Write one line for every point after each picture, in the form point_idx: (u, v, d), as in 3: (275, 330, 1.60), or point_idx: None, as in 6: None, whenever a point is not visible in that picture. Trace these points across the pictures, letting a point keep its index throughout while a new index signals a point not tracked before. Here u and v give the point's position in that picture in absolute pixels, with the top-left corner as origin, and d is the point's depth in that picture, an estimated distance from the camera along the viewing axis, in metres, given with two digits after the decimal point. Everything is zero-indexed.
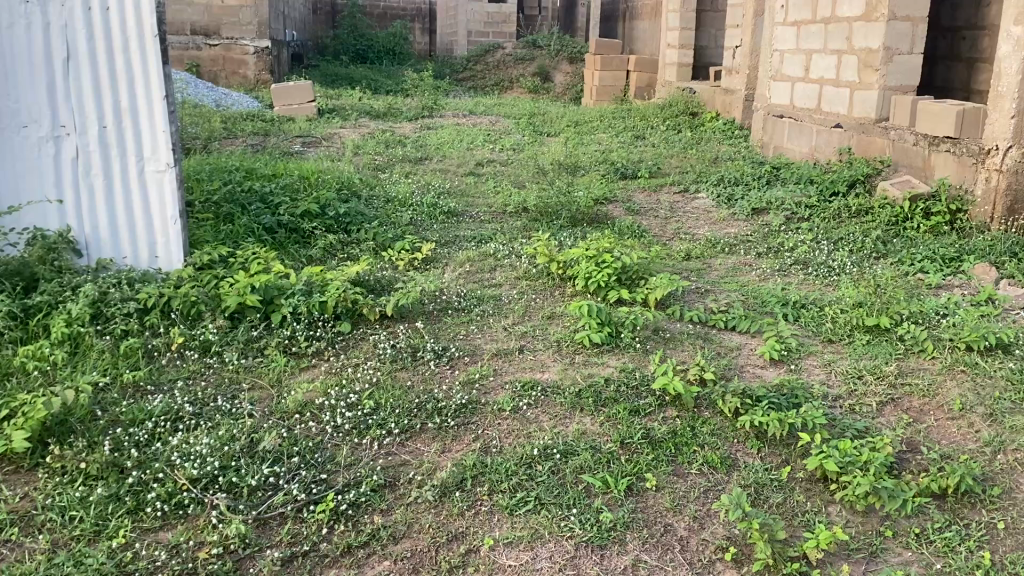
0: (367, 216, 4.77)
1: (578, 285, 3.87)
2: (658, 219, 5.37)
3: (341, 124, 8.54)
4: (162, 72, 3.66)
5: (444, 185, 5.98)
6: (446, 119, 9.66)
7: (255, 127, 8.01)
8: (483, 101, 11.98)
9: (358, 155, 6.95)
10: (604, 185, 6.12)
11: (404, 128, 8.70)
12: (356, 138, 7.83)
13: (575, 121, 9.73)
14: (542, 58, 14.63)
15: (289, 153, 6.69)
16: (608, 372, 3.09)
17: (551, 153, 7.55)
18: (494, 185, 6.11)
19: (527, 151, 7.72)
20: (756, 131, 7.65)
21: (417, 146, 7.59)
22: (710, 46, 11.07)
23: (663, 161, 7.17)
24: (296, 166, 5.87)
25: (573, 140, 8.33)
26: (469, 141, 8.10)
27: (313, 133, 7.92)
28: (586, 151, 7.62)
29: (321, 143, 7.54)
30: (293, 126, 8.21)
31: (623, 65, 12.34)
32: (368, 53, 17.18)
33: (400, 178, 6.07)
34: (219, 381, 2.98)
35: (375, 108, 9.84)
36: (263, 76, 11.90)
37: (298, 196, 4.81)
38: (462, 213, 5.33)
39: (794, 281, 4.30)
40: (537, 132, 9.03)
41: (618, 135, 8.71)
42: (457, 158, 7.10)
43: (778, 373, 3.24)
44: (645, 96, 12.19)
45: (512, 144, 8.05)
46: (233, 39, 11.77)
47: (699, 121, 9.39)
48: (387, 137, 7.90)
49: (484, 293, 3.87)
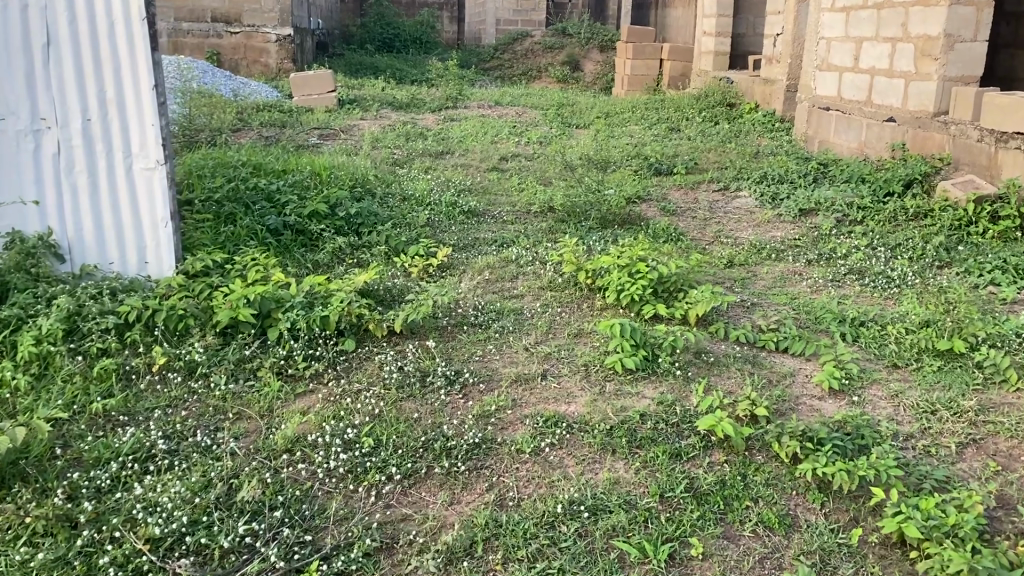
0: (381, 216, 4.42)
1: (608, 298, 3.49)
2: (696, 220, 4.96)
3: (361, 115, 8.19)
4: (151, 59, 3.32)
5: (465, 182, 5.61)
6: (472, 109, 9.28)
7: (272, 118, 7.68)
8: (511, 91, 11.57)
9: (376, 149, 6.60)
10: (637, 182, 5.71)
11: (426, 120, 8.33)
12: (376, 130, 7.48)
13: (606, 112, 9.30)
14: (572, 47, 14.18)
15: (304, 147, 6.35)
16: (644, 405, 2.70)
17: (581, 146, 7.14)
18: (519, 182, 5.73)
19: (555, 144, 7.32)
20: (799, 125, 7.19)
21: (439, 139, 7.23)
22: (748, 34, 10.57)
23: (700, 156, 6.73)
24: (309, 160, 5.53)
25: (604, 133, 7.91)
26: (493, 133, 7.71)
27: (332, 125, 7.58)
28: (617, 145, 7.20)
29: (340, 136, 7.20)
30: (311, 117, 7.87)
31: (656, 54, 11.87)
32: (394, 41, 16.82)
33: (420, 174, 5.71)
34: (202, 411, 2.64)
35: (398, 98, 9.48)
36: (284, 64, 11.57)
37: (307, 194, 4.46)
38: (483, 213, 4.96)
39: (849, 293, 3.88)
40: (566, 124, 8.62)
41: (651, 128, 8.28)
42: (481, 151, 6.72)
43: (838, 407, 2.84)
44: (679, 86, 11.73)
45: (539, 137, 7.66)
46: (255, 26, 11.46)
47: (737, 113, 8.93)
48: (408, 129, 7.54)
49: (505, 306, 3.49)
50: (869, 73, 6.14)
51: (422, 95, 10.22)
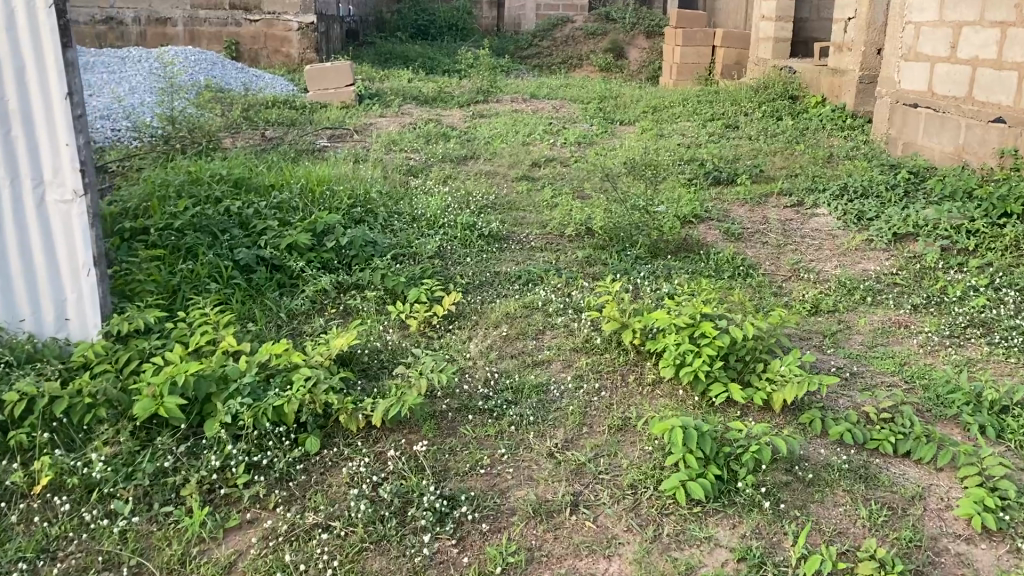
0: (380, 244, 3.62)
1: (663, 371, 2.65)
2: (766, 246, 4.09)
3: (381, 112, 7.42)
4: (64, 58, 2.52)
5: (490, 196, 4.81)
6: (504, 104, 8.45)
7: (282, 115, 6.94)
8: (549, 83, 10.71)
9: (392, 153, 5.82)
10: (693, 195, 4.85)
11: (453, 117, 7.52)
12: (396, 129, 6.71)
13: (653, 106, 8.41)
14: (614, 33, 13.26)
15: (309, 152, 5.60)
16: (717, 564, 1.87)
17: (626, 149, 6.29)
18: (554, 196, 4.91)
19: (596, 146, 6.48)
20: (878, 123, 6.23)
21: (465, 139, 6.42)
22: (811, 18, 9.57)
23: (765, 161, 5.83)
24: (309, 169, 4.76)
25: (651, 131, 7.03)
26: (525, 131, 6.90)
27: (347, 123, 6.82)
28: (668, 146, 6.33)
29: (356, 136, 6.43)
30: (325, 114, 7.12)
31: (707, 40, 10.90)
32: (428, 29, 16.08)
33: (438, 186, 4.91)
34: (87, 565, 1.87)
35: (425, 92, 8.70)
36: (307, 54, 10.83)
37: (291, 218, 3.68)
38: (508, 236, 4.15)
39: (975, 358, 2.98)
40: (609, 121, 7.76)
41: (704, 125, 7.38)
42: (511, 154, 5.91)
43: (997, 561, 1.97)
44: (732, 75, 10.78)
45: (579, 136, 6.82)
46: (276, 14, 10.72)
47: (801, 108, 7.98)
48: (432, 128, 6.76)
49: (526, 377, 2.67)
50: (970, 64, 5.16)
51: (451, 88, 9.43)
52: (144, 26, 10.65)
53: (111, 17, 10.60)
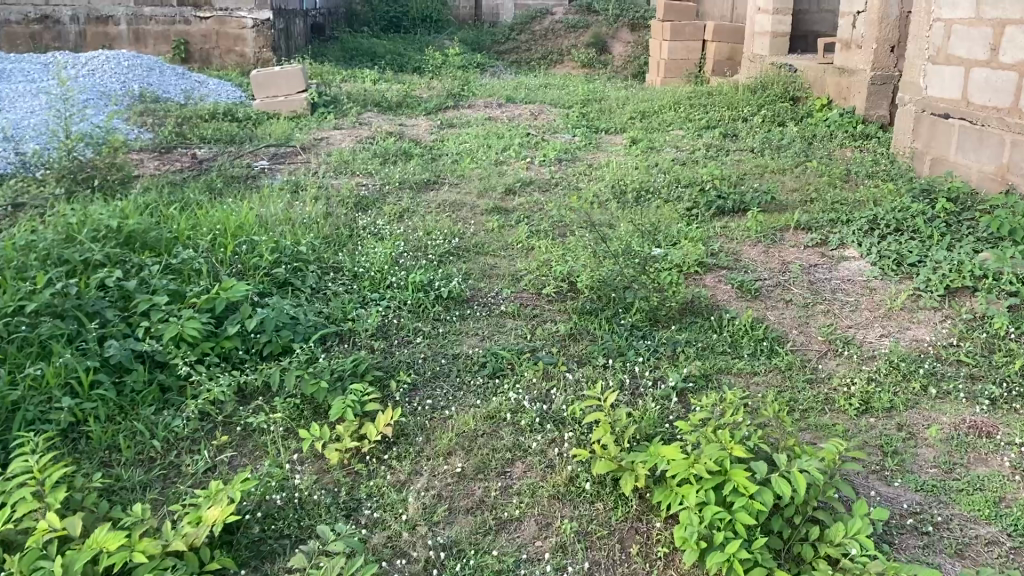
0: (304, 324, 2.82)
1: (682, 547, 1.87)
2: (791, 304, 3.32)
3: (336, 123, 6.59)
4: None
5: (455, 239, 4.01)
6: (477, 109, 7.65)
7: (223, 130, 6.11)
8: (527, 82, 9.90)
9: (342, 178, 5.01)
10: (695, 232, 4.08)
11: (418, 127, 6.70)
12: (352, 146, 5.89)
13: (641, 109, 7.63)
14: (596, 26, 12.45)
15: (243, 181, 4.78)
16: None
17: (612, 167, 5.51)
18: (530, 235, 4.13)
19: (580, 163, 5.70)
20: (901, 135, 5.46)
21: (429, 157, 5.61)
22: (811, 9, 8.80)
23: (772, 182, 5.06)
24: (234, 210, 3.95)
25: (640, 144, 6.26)
26: (500, 144, 6.10)
27: (295, 139, 6.00)
28: (661, 163, 5.55)
29: (304, 155, 5.62)
30: (272, 128, 6.29)
31: (697, 34, 10.12)
32: (401, 21, 15.26)
33: (391, 225, 4.11)
34: None
35: (389, 96, 7.87)
36: (264, 54, 9.94)
37: (190, 290, 2.88)
38: (473, 297, 3.36)
39: None
40: (593, 130, 6.97)
41: (699, 135, 6.60)
42: (481, 177, 5.12)
43: None
44: (724, 73, 10.01)
45: (559, 150, 6.03)
46: (228, 10, 9.82)
47: (804, 112, 7.22)
48: (392, 143, 5.95)
49: (485, 555, 1.89)
50: (1017, 70, 4.39)
51: (420, 91, 8.60)
52: (83, 25, 9.74)
53: (46, 15, 9.69)
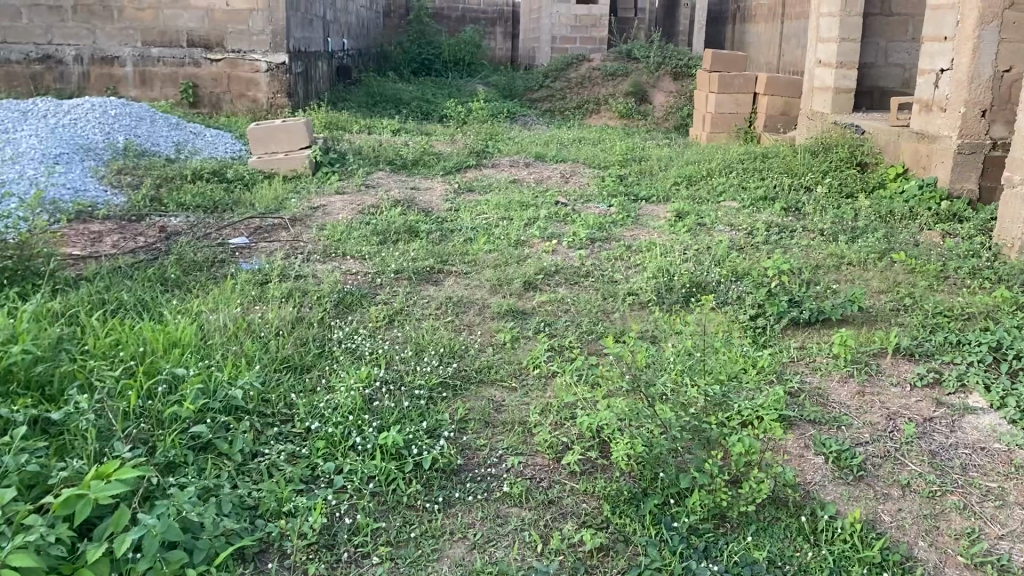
0: (210, 533, 1.98)
1: None
2: (908, 493, 2.38)
3: (339, 186, 5.79)
4: None
5: (454, 359, 3.13)
6: (502, 169, 6.82)
7: (207, 194, 5.33)
8: (561, 135, 9.09)
9: (331, 262, 4.18)
10: (764, 358, 3.17)
11: (433, 192, 5.87)
12: (351, 217, 5.06)
13: (687, 172, 6.75)
14: (636, 74, 11.66)
15: (211, 267, 3.96)
16: None
17: (656, 252, 4.61)
18: (550, 353, 3.24)
19: (617, 244, 4.82)
20: (1009, 222, 4.51)
21: (438, 232, 4.76)
22: (877, 63, 7.92)
23: (852, 281, 4.14)
24: (176, 318, 3.13)
25: (687, 220, 5.38)
26: (524, 216, 5.24)
27: (286, 207, 5.20)
28: (717, 249, 4.65)
29: (295, 227, 4.81)
30: (264, 191, 5.50)
31: (748, 86, 9.26)
32: (433, 64, 14.68)
33: (377, 337, 3.25)
34: None
35: (405, 152, 7.08)
36: (278, 100, 9.25)
37: (57, 471, 2.04)
38: (466, 461, 2.47)
39: None
40: (633, 198, 6.11)
41: (756, 209, 5.70)
42: (496, 263, 4.26)
43: None
44: (778, 128, 9.11)
45: (592, 224, 5.16)
46: (241, 52, 9.16)
47: (875, 182, 6.30)
48: (397, 213, 5.11)
49: None
50: None
51: (442, 146, 7.82)
52: (87, 66, 9.12)
53: (48, 55, 9.08)
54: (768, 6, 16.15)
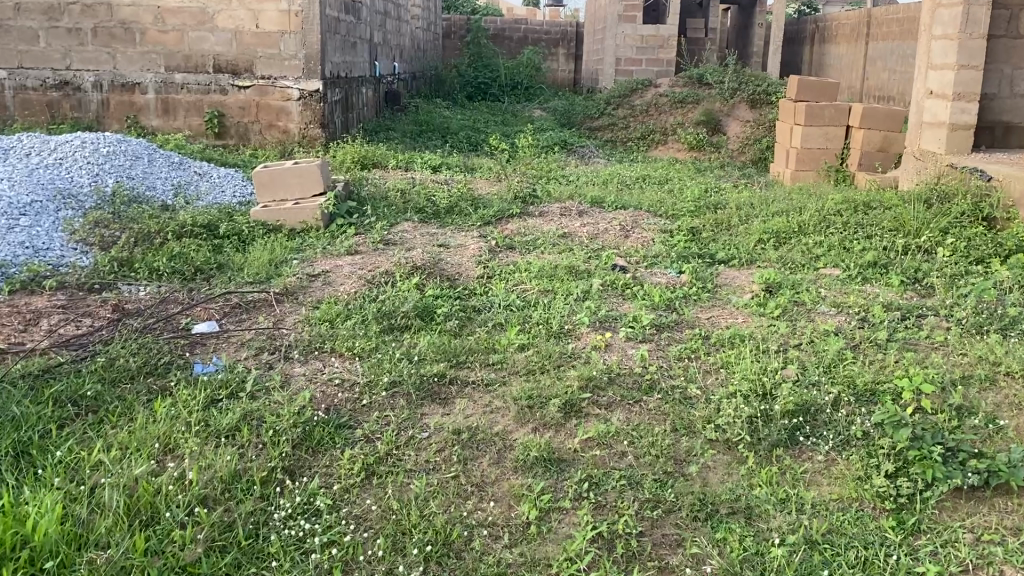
0: None
1: None
2: None
3: (354, 243, 4.83)
4: None
5: (446, 563, 2.13)
6: (551, 219, 5.78)
7: (189, 256, 4.42)
8: (624, 172, 8.04)
9: (312, 367, 3.18)
10: None
11: (465, 251, 4.88)
12: (355, 286, 4.06)
13: (774, 224, 5.62)
14: (708, 101, 10.53)
15: (151, 375, 3.00)
16: None
17: (743, 350, 3.50)
18: (593, 548, 2.21)
19: (691, 332, 3.72)
20: None
21: (460, 314, 3.73)
22: (1002, 94, 6.68)
23: (1019, 412, 3.00)
24: (51, 489, 2.19)
25: (779, 295, 4.28)
26: (572, 289, 4.19)
27: (280, 275, 4.25)
28: (825, 348, 3.52)
29: (284, 307, 3.84)
30: (258, 252, 4.56)
31: (839, 117, 8.09)
32: (488, 88, 13.81)
33: (338, 514, 2.26)
34: None
35: (440, 195, 6.10)
36: (310, 131, 8.38)
37: None
38: None
39: None
40: (709, 261, 5.01)
41: (864, 280, 4.57)
42: (529, 366, 3.20)
43: None
44: (875, 167, 7.91)
45: (658, 303, 4.08)
46: (271, 78, 8.32)
47: (1012, 244, 5.10)
48: (412, 283, 4.10)
49: None
50: None
51: (485, 186, 6.84)
52: (106, 93, 8.41)
53: (66, 82, 8.41)
54: (852, 25, 14.83)
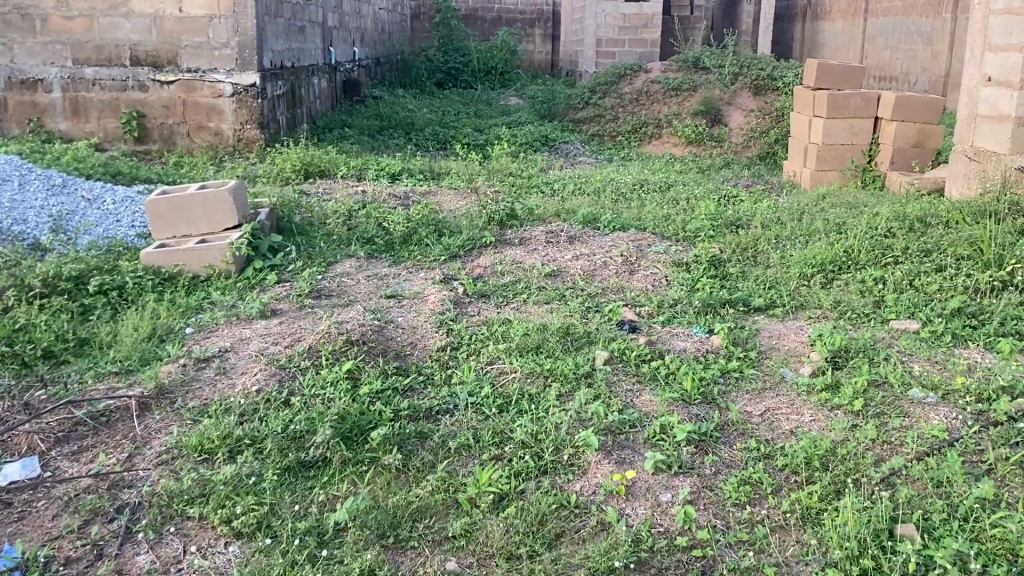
0: None
1: None
2: None
3: (276, 298, 3.64)
4: None
5: None
6: (533, 248, 4.60)
7: (36, 329, 3.19)
8: (618, 175, 6.87)
9: (163, 560, 2.01)
10: None
11: (422, 302, 3.69)
12: (260, 379, 2.83)
13: (815, 248, 4.46)
14: (706, 89, 9.32)
15: None
16: None
17: (828, 489, 2.36)
18: None
19: (743, 449, 2.56)
20: None
21: (407, 430, 2.53)
22: None
23: None
24: None
25: (849, 371, 3.14)
26: (570, 370, 2.99)
27: (159, 360, 3.03)
28: (950, 480, 2.38)
29: (152, 422, 2.63)
30: (137, 318, 3.35)
31: (867, 107, 6.91)
32: (461, 74, 12.56)
33: None
34: None
35: (394, 214, 4.88)
36: (247, 132, 7.12)
37: None
38: None
39: None
40: (743, 309, 3.85)
41: (954, 341, 3.44)
42: (509, 545, 2.06)
43: None
44: (909, 165, 6.78)
45: (690, 392, 2.90)
46: (199, 72, 7.02)
47: None
48: (343, 371, 2.87)
49: None
50: None
51: (451, 200, 5.63)
52: (3, 91, 7.12)
53: None
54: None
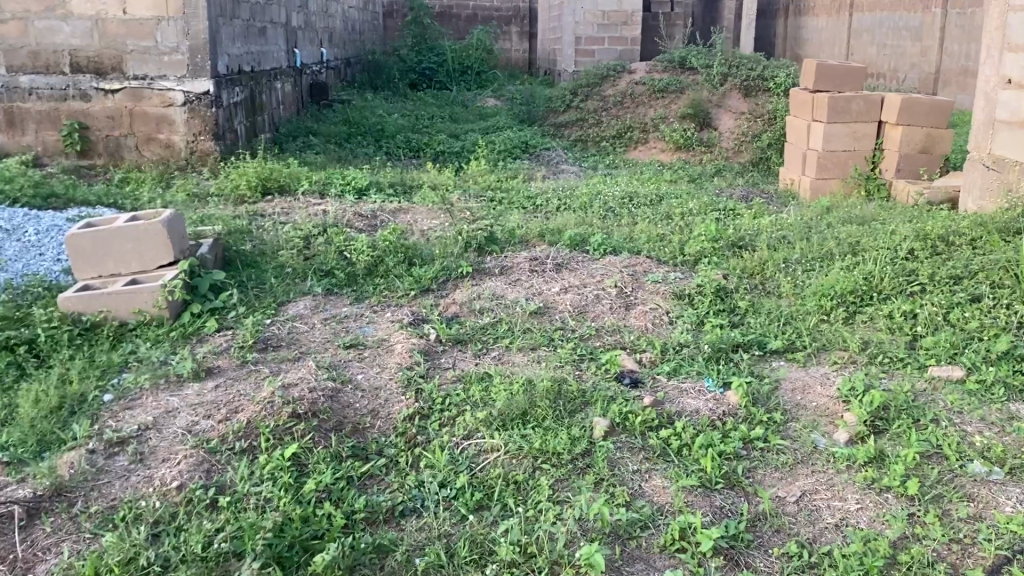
0: None
1: None
2: None
3: (214, 351, 3.10)
4: None
5: None
6: (515, 279, 4.08)
7: None
8: (603, 186, 6.37)
9: None
10: None
11: (388, 352, 3.15)
12: (183, 470, 2.28)
13: (832, 275, 3.96)
14: (694, 90, 8.84)
15: None
16: None
17: None
18: None
19: (779, 560, 2.09)
20: None
21: (362, 545, 2.06)
22: None
23: None
24: None
25: (893, 437, 2.64)
26: (563, 446, 2.47)
27: (61, 444, 2.48)
28: None
29: (39, 539, 2.10)
30: (43, 384, 2.80)
31: (870, 111, 6.44)
32: (435, 75, 12.02)
33: None
34: None
35: (357, 238, 4.32)
36: (201, 144, 6.53)
37: None
38: None
39: None
40: (758, 353, 3.35)
41: (1008, 394, 2.95)
42: None
43: None
44: (917, 173, 6.33)
45: (710, 475, 2.38)
46: (148, 79, 6.44)
47: None
48: (286, 456, 2.34)
49: None
50: None
51: (422, 220, 5.10)
52: None
53: None
54: None
